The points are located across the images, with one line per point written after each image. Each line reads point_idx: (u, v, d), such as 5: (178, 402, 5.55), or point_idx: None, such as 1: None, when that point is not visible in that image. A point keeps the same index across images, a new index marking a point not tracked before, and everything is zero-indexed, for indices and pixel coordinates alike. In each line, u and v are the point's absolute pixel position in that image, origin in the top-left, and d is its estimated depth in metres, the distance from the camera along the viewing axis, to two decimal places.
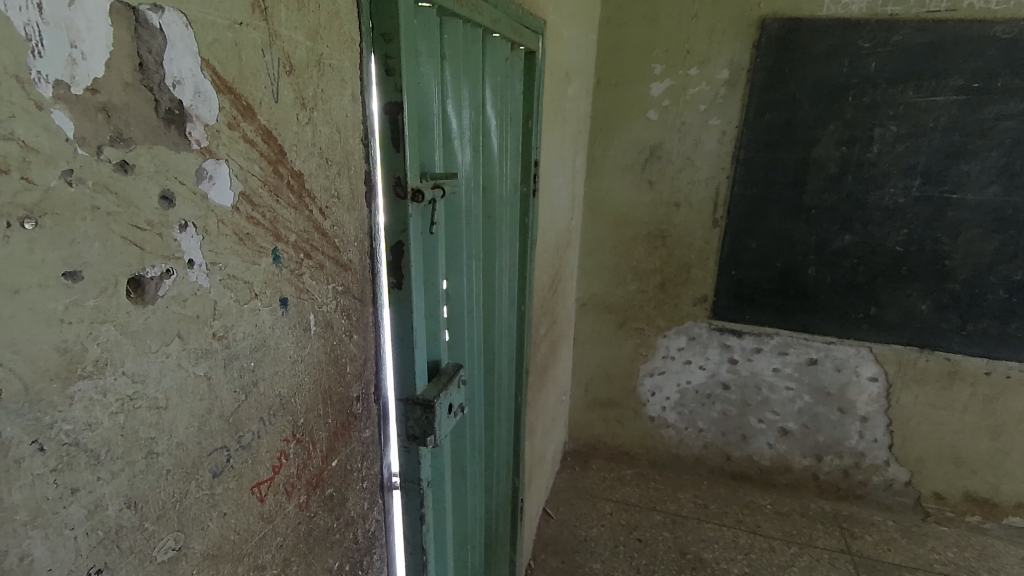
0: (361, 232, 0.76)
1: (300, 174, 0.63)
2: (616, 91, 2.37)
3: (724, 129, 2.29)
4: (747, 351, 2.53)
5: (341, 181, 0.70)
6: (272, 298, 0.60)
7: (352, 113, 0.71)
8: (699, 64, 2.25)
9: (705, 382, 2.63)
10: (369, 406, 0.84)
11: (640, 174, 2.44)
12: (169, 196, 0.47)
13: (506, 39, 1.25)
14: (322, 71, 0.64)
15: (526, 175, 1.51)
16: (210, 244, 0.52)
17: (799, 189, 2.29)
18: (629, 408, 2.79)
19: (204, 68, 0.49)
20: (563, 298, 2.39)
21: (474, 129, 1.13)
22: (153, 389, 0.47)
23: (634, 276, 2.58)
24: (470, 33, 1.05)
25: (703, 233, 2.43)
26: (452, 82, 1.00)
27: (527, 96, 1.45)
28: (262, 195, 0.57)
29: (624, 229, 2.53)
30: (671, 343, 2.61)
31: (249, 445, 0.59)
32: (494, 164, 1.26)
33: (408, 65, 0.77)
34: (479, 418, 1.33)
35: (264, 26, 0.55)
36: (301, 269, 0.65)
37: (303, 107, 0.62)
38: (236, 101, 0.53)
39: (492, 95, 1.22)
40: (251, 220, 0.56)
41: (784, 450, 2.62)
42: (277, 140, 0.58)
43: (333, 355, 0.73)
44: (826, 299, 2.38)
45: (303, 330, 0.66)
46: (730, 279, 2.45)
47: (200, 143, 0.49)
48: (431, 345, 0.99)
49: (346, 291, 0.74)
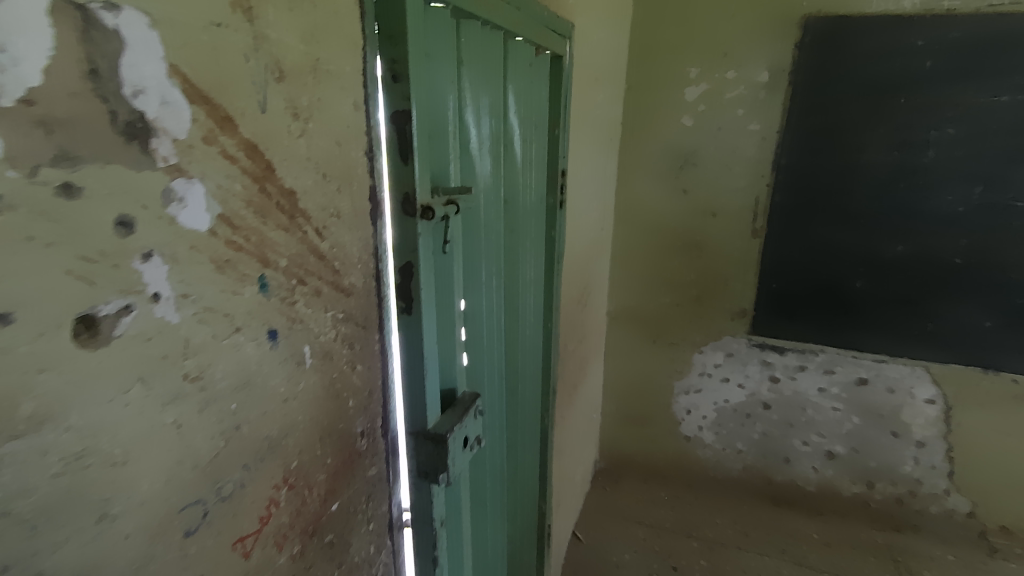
0: (366, 253, 0.70)
1: (291, 193, 0.56)
2: (648, 97, 2.28)
3: (765, 134, 2.17)
4: (790, 369, 2.39)
5: (341, 198, 0.64)
6: (258, 330, 0.54)
7: (355, 123, 0.65)
8: (737, 67, 2.14)
9: (744, 401, 2.50)
10: (376, 441, 0.77)
11: (673, 183, 2.33)
12: (128, 220, 0.41)
13: (530, 44, 1.18)
14: (320, 78, 0.58)
15: (553, 186, 1.43)
16: (181, 274, 0.45)
17: (847, 197, 2.14)
18: (662, 426, 2.66)
19: (172, 75, 0.42)
20: (593, 312, 2.29)
21: (494, 139, 1.07)
22: (106, 444, 0.41)
23: (667, 289, 2.47)
24: (490, 36, 0.98)
25: (741, 244, 2.30)
26: (470, 87, 0.93)
27: (553, 104, 1.38)
28: (245, 216, 0.51)
29: (657, 239, 2.42)
30: (708, 359, 2.49)
31: (231, 496, 0.53)
32: (516, 175, 1.19)
33: (418, 71, 0.70)
34: (501, 445, 1.25)
35: (249, 29, 0.49)
36: (294, 296, 0.58)
37: (297, 117, 0.56)
38: (212, 112, 0.46)
39: (515, 103, 1.15)
40: (231, 246, 0.50)
41: (831, 475, 2.46)
42: (263, 154, 0.52)
43: (331, 388, 0.66)
44: (876, 314, 2.22)
45: (297, 363, 0.60)
46: (770, 292, 2.31)
47: (167, 160, 0.43)
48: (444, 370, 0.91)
49: (348, 318, 0.68)
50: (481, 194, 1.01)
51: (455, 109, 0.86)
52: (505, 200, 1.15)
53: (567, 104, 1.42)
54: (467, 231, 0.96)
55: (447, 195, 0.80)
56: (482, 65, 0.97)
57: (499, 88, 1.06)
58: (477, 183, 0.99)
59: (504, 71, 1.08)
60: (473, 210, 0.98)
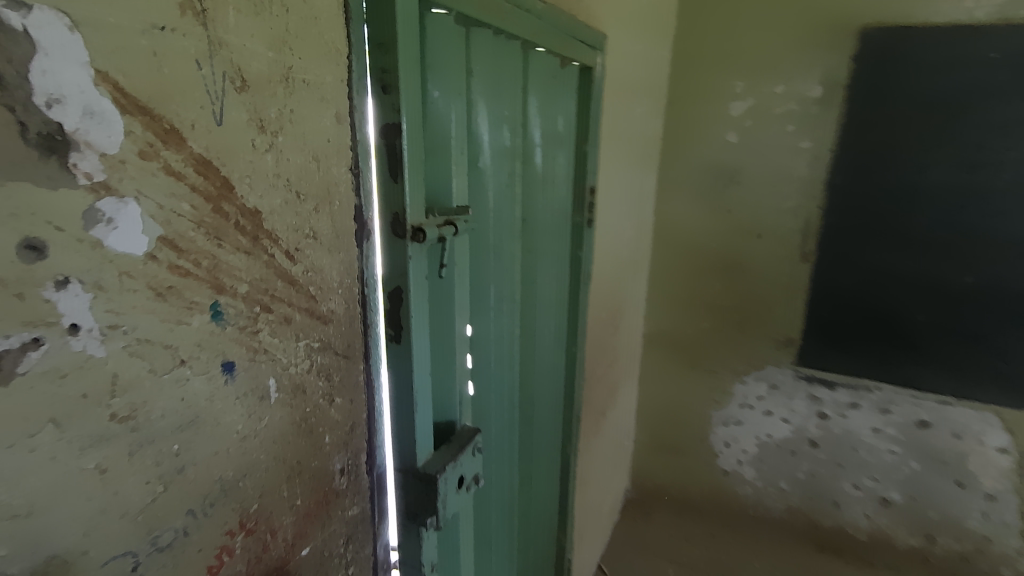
0: (349, 276, 0.64)
1: (255, 213, 0.51)
2: (690, 112, 2.17)
3: (817, 153, 2.03)
4: (840, 405, 2.21)
5: (319, 218, 0.59)
6: (209, 363, 0.49)
7: (336, 137, 0.60)
8: (787, 81, 2.01)
9: (789, 437, 2.33)
10: (358, 479, 0.71)
11: (716, 202, 2.21)
12: (38, 244, 0.36)
13: (554, 55, 1.12)
14: (292, 88, 0.53)
15: (580, 204, 1.36)
16: (108, 303, 0.41)
17: (908, 221, 1.96)
18: (699, 457, 2.51)
19: (100, 84, 0.38)
20: (626, 335, 2.19)
21: (510, 155, 1.00)
22: (4, 496, 0.36)
23: (707, 314, 2.33)
24: (505, 47, 0.93)
25: (789, 268, 2.15)
26: (481, 99, 0.87)
27: (582, 118, 1.31)
28: (194, 238, 0.46)
29: (697, 260, 2.30)
30: (750, 390, 2.33)
31: (170, 546, 0.48)
32: (535, 193, 1.12)
33: (412, 82, 0.66)
34: (511, 479, 1.17)
35: (203, 33, 0.45)
36: (257, 324, 0.53)
37: (262, 130, 0.51)
38: (153, 124, 0.42)
39: (536, 118, 1.09)
40: (176, 271, 0.45)
41: (884, 523, 2.26)
42: (218, 170, 0.47)
43: (303, 424, 0.61)
44: (940, 350, 2.02)
45: (259, 398, 0.55)
46: (820, 321, 2.15)
47: (92, 177, 0.38)
48: (441, 403, 0.85)
49: (326, 347, 0.62)
50: (492, 213, 0.95)
51: (460, 124, 0.81)
52: (522, 219, 1.08)
53: (596, 120, 1.34)
54: (474, 253, 0.90)
55: (445, 216, 0.74)
56: (495, 77, 0.91)
57: (517, 102, 1.01)
58: (487, 202, 0.93)
59: (523, 84, 1.02)
60: (480, 231, 0.92)
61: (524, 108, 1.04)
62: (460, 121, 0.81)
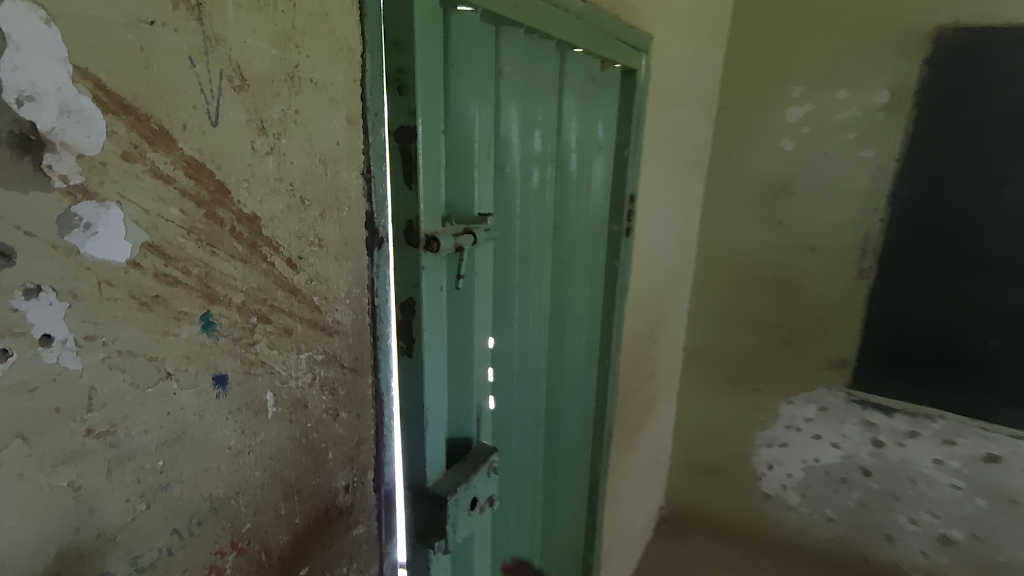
0: (357, 286, 0.61)
1: (254, 219, 0.49)
2: (742, 117, 2.07)
3: (880, 162, 1.89)
4: (898, 433, 2.05)
5: (325, 225, 0.56)
6: (199, 376, 0.47)
7: (346, 140, 0.57)
8: (850, 85, 1.88)
9: (838, 464, 2.18)
10: (365, 497, 0.68)
11: (767, 212, 2.10)
12: (6, 250, 0.34)
13: (595, 57, 1.06)
14: (298, 88, 0.51)
15: (618, 212, 1.30)
16: (86, 313, 0.38)
17: (982, 239, 1.80)
18: (739, 479, 2.39)
19: (79, 81, 0.36)
20: (666, 348, 2.10)
21: (542, 161, 0.96)
22: None
23: (753, 329, 2.22)
24: (539, 47, 0.88)
25: (845, 285, 2.02)
26: (511, 103, 0.83)
27: (623, 123, 1.25)
28: (184, 245, 0.44)
29: (745, 273, 2.18)
30: (797, 412, 2.20)
31: (152, 567, 0.46)
32: (568, 201, 1.07)
33: (430, 84, 0.62)
34: (534, 497, 1.13)
35: (198, 29, 0.42)
36: (253, 336, 0.51)
37: (263, 131, 0.48)
38: (139, 124, 0.39)
39: (573, 122, 1.04)
40: (163, 280, 0.43)
41: (943, 563, 2.09)
42: (212, 174, 0.45)
43: (304, 439, 0.58)
44: (1015, 381, 1.84)
45: (255, 413, 0.52)
46: (878, 342, 2.00)
47: (68, 179, 0.36)
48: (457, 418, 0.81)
49: (331, 360, 0.59)
50: (519, 222, 0.91)
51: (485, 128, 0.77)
52: (553, 228, 1.04)
53: (639, 125, 1.28)
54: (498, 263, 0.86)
55: (463, 224, 0.71)
56: (527, 79, 0.87)
57: (551, 106, 0.96)
58: (514, 211, 0.89)
59: (558, 87, 0.97)
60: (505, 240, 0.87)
61: (559, 112, 1.00)
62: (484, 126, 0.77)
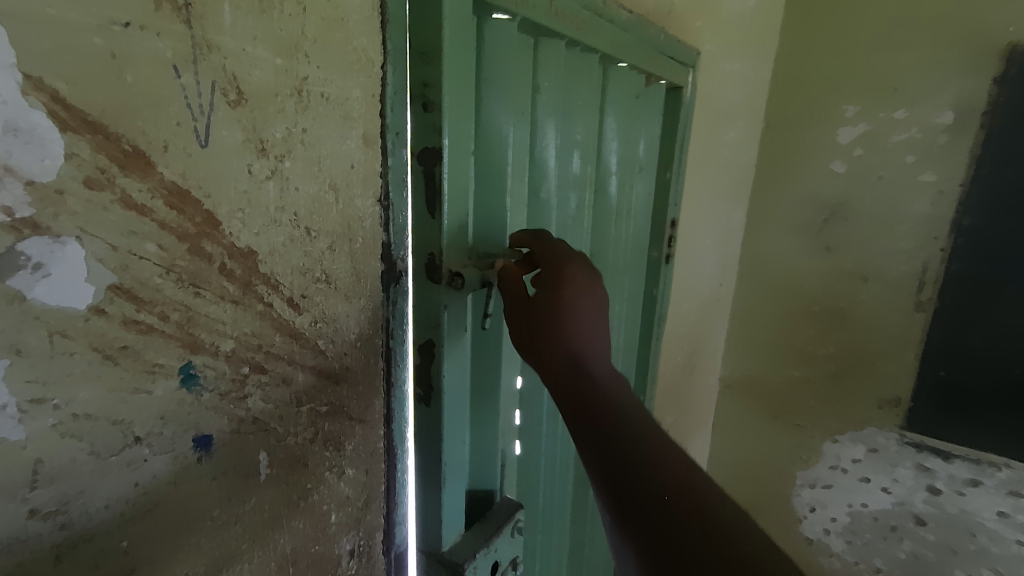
0: (370, 327, 0.54)
1: (248, 253, 0.42)
2: (786, 138, 1.90)
3: (941, 187, 1.68)
4: (956, 482, 1.86)
5: (333, 258, 0.49)
6: (177, 438, 0.39)
7: (362, 162, 0.50)
8: (909, 105, 1.70)
9: (889, 511, 2.01)
10: (372, 561, 0.60)
11: (815, 238, 1.91)
12: None
13: (638, 71, 0.98)
14: (306, 103, 0.44)
15: (658, 238, 1.21)
16: (33, 371, 0.32)
17: None
18: (779, 522, 2.22)
19: (31, 92, 0.29)
20: (701, 379, 1.97)
21: (580, 184, 0.87)
22: None
23: (797, 361, 2.03)
24: (581, 61, 0.80)
25: (899, 317, 1.81)
26: (548, 121, 0.75)
27: (667, 143, 1.16)
28: (160, 285, 0.37)
29: (790, 301, 2.00)
30: (844, 451, 2.00)
31: None
32: (606, 227, 0.99)
33: (460, 99, 0.55)
34: (561, 547, 1.04)
35: (187, 34, 0.36)
36: (245, 388, 0.44)
37: (263, 153, 0.42)
38: (107, 145, 0.33)
39: (614, 142, 0.95)
40: (134, 327, 0.36)
41: None
42: (198, 202, 0.38)
43: (302, 503, 0.50)
44: None
45: (244, 477, 0.45)
46: (937, 381, 1.78)
47: (14, 212, 0.30)
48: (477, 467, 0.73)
49: (337, 411, 0.52)
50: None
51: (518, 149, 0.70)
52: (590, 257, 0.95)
53: (683, 145, 1.18)
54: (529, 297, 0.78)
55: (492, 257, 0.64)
56: (566, 94, 0.79)
57: (593, 126, 0.88)
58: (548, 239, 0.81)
59: (601, 104, 0.89)
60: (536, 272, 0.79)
61: (600, 131, 0.91)
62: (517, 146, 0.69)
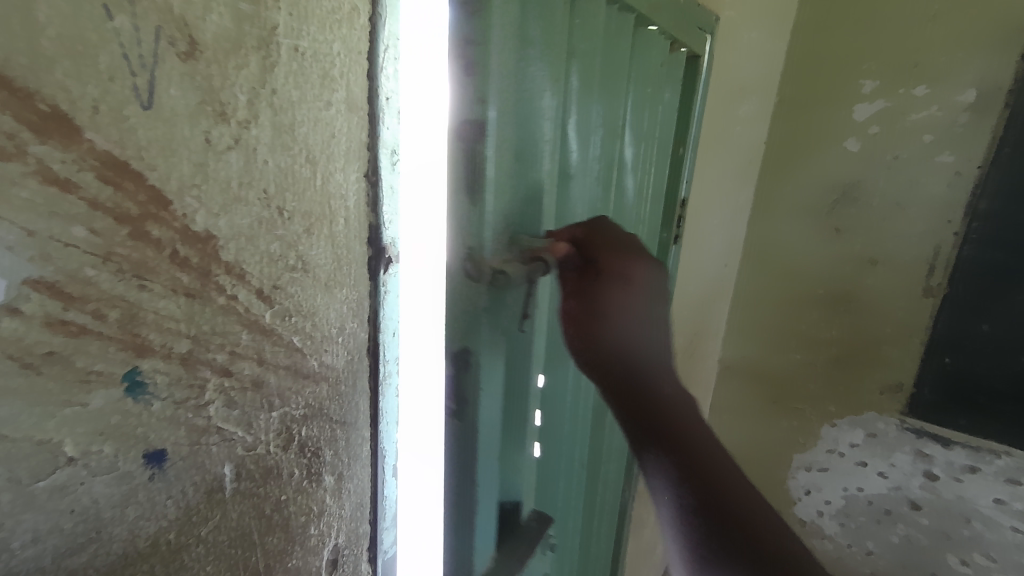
0: (354, 320, 0.48)
1: (206, 239, 0.35)
2: (802, 115, 1.80)
3: (960, 168, 1.57)
4: (954, 468, 1.75)
5: (310, 242, 0.42)
6: (122, 456, 0.33)
7: (345, 131, 0.43)
8: (932, 82, 1.58)
9: (885, 495, 1.91)
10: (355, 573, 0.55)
11: (825, 219, 1.81)
12: None
13: (663, 37, 0.90)
14: (277, 59, 0.37)
15: (668, 219, 1.14)
16: None
17: None
18: None
19: None
20: (701, 363, 1.91)
21: (608, 158, 0.83)
22: None
23: (800, 345, 1.94)
24: (619, 23, 0.76)
25: (908, 303, 1.69)
26: (582, 86, 0.72)
27: (683, 116, 1.09)
28: (93, 278, 0.30)
29: (794, 285, 1.91)
30: (842, 435, 1.91)
31: None
32: (622, 210, 0.93)
33: None
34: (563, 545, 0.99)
35: None
36: (206, 396, 0.38)
37: (223, 118, 0.35)
38: (16, 103, 0.26)
39: (635, 119, 0.88)
40: (62, 329, 0.29)
41: None
42: (141, 177, 0.31)
43: (276, 517, 0.45)
44: None
45: (206, 494, 0.39)
46: (942, 368, 1.67)
47: None
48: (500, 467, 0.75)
49: (316, 414, 0.46)
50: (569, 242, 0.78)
51: (527, 128, 0.65)
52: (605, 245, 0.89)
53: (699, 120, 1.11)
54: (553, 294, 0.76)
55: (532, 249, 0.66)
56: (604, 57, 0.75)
57: (621, 101, 0.81)
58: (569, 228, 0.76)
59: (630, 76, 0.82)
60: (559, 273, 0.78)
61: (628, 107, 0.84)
62: (527, 125, 0.64)
